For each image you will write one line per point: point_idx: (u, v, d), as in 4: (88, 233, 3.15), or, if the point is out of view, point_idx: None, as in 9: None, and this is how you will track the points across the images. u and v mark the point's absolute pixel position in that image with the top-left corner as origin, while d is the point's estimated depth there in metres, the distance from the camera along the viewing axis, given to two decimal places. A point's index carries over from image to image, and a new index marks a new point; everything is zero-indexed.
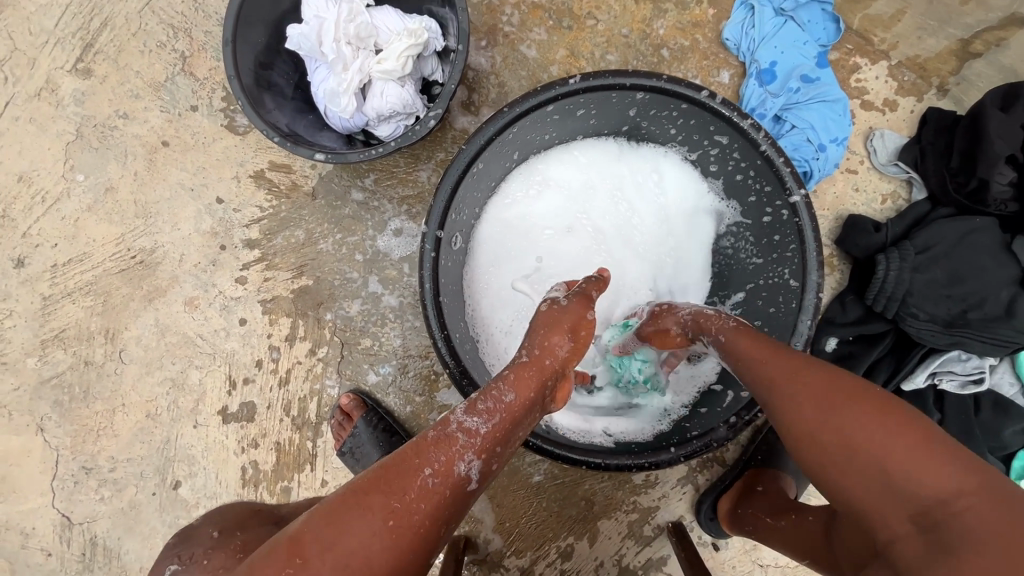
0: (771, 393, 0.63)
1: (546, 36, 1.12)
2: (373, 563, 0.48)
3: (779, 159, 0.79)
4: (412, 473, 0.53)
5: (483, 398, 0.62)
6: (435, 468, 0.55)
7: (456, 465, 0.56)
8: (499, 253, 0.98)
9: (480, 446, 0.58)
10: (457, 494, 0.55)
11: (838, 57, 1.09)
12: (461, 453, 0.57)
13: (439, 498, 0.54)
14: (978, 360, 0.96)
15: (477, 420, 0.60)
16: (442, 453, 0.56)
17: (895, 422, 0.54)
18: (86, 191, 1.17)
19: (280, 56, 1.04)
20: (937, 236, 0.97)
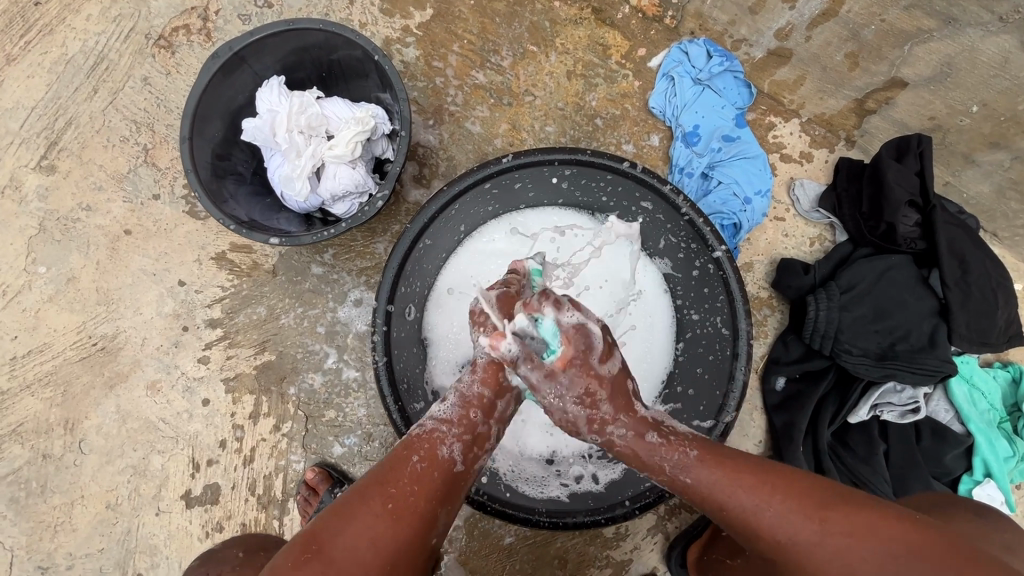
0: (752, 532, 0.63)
1: (488, 113, 1.21)
2: (379, 541, 0.61)
3: (699, 220, 0.88)
4: (403, 461, 0.67)
5: (456, 385, 0.75)
6: (421, 456, 0.68)
7: (438, 450, 0.69)
8: (452, 319, 0.99)
9: (461, 430, 0.71)
10: (446, 472, 0.68)
11: (755, 117, 1.20)
12: (444, 437, 0.70)
13: (430, 481, 0.66)
14: (912, 391, 1.02)
15: (456, 402, 0.73)
16: (424, 443, 0.69)
17: (853, 531, 0.59)
18: (48, 282, 1.19)
19: (237, 146, 1.10)
20: (860, 276, 1.04)
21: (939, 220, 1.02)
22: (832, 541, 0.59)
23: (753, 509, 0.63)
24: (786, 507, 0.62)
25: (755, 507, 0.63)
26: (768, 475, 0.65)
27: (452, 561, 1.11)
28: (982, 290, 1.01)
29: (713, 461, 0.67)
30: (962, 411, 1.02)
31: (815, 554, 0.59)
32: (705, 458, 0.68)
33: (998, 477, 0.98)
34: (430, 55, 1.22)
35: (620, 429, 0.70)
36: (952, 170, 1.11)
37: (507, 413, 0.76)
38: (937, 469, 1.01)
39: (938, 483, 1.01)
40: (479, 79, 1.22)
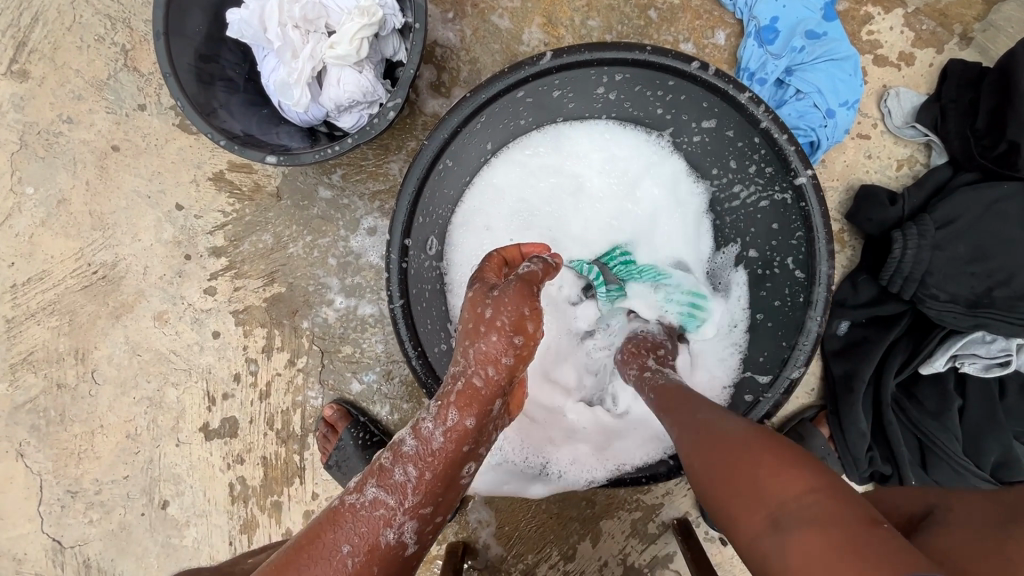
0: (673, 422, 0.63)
1: (519, 3, 1.01)
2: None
3: (782, 136, 0.71)
4: (333, 552, 0.53)
5: (409, 440, 0.60)
6: (356, 541, 0.54)
7: (382, 534, 0.55)
8: (481, 240, 0.88)
9: (410, 504, 0.56)
10: (390, 559, 0.55)
11: (848, 7, 0.97)
12: (388, 519, 0.55)
13: (367, 574, 0.53)
14: (1005, 343, 0.88)
15: (406, 470, 0.58)
16: (366, 525, 0.55)
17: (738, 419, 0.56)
18: (38, 205, 1.09)
19: (225, 45, 0.94)
20: (961, 208, 0.87)
21: None
22: (796, 475, 0.46)
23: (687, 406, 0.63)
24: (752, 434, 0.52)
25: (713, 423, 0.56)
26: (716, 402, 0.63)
27: (477, 497, 1.09)
28: None
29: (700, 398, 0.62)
30: None
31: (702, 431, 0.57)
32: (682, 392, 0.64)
33: None
34: None
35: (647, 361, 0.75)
36: None
37: (472, 471, 0.63)
38: (1019, 428, 0.90)
39: (1018, 443, 0.90)
40: None
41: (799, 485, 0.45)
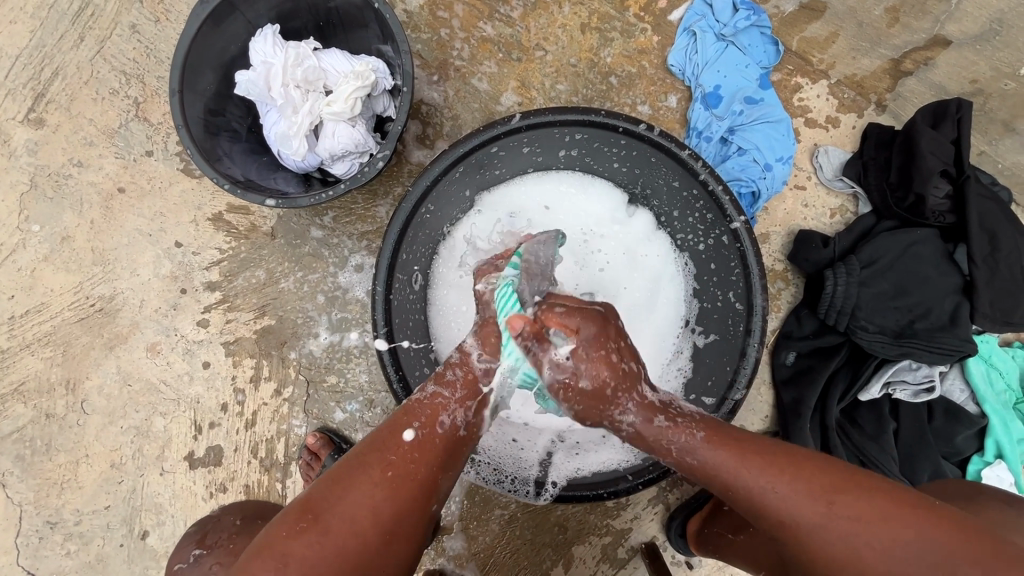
0: (747, 502, 0.61)
1: (496, 68, 1.14)
2: (379, 508, 0.60)
3: (718, 187, 0.83)
4: (403, 428, 0.65)
5: (458, 352, 0.72)
6: (422, 421, 0.66)
7: (439, 417, 0.67)
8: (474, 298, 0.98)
9: (461, 395, 0.68)
10: (447, 439, 0.66)
11: (781, 77, 1.12)
12: (445, 404, 0.68)
13: (429, 448, 0.65)
14: (928, 369, 0.99)
15: (456, 371, 0.70)
16: (425, 409, 0.67)
17: (807, 478, 0.59)
18: (42, 241, 1.16)
19: (231, 101, 1.04)
20: (882, 250, 0.99)
21: (972, 192, 0.97)
22: (837, 523, 0.57)
23: (759, 488, 0.60)
24: (788, 481, 0.59)
25: (760, 485, 0.60)
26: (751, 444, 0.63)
27: (454, 526, 1.12)
28: (1011, 267, 0.96)
29: (717, 440, 0.64)
30: (978, 391, 0.99)
31: (810, 524, 0.58)
32: (712, 437, 0.64)
33: (1009, 459, 0.96)
34: (435, 5, 1.14)
35: (629, 416, 0.67)
36: (989, 139, 1.05)
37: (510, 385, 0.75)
38: (948, 449, 0.99)
39: (948, 463, 0.99)
40: (486, 32, 1.14)
41: (841, 527, 0.56)
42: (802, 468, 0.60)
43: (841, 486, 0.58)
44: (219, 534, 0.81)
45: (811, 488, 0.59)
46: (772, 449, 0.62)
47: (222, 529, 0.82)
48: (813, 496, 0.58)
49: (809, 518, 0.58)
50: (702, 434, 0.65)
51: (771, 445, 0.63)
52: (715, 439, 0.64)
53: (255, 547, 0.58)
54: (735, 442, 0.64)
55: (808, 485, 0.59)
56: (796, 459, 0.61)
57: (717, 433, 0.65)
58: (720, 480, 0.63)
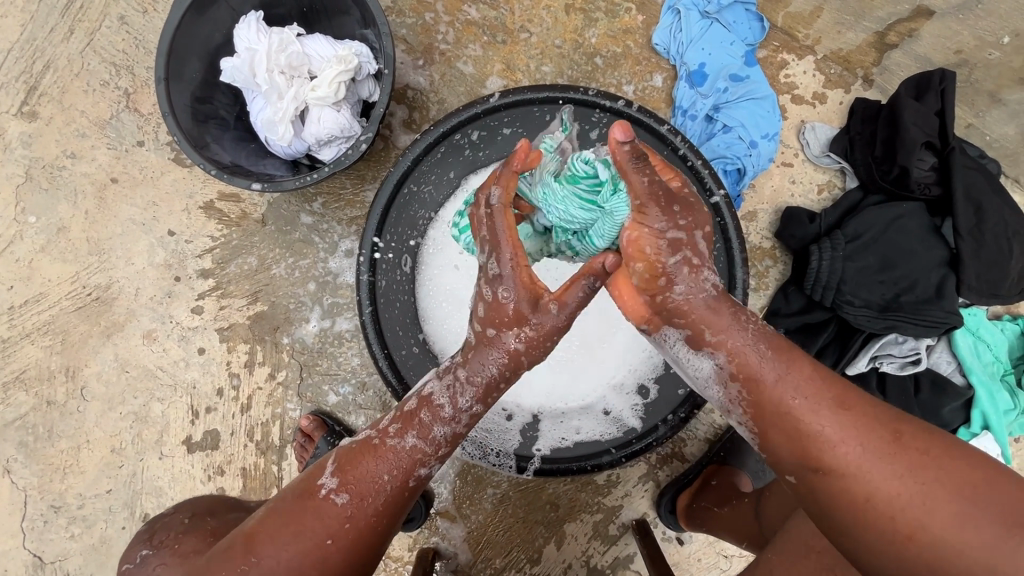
0: (796, 431, 0.60)
1: (481, 52, 1.15)
2: (328, 560, 0.61)
3: (697, 161, 0.84)
4: (371, 478, 0.64)
5: (449, 406, 0.65)
6: (393, 473, 0.64)
7: (415, 471, 0.65)
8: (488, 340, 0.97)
9: (442, 453, 0.66)
10: (413, 491, 0.66)
11: (766, 54, 1.12)
12: (423, 460, 0.65)
13: (394, 500, 0.64)
14: (914, 343, 0.99)
15: (443, 429, 0.65)
16: (401, 462, 0.65)
17: (867, 416, 0.59)
18: (39, 232, 1.18)
19: (218, 89, 1.05)
20: (867, 224, 1.00)
21: (957, 163, 0.97)
22: (878, 452, 0.57)
23: (811, 417, 0.59)
24: (847, 419, 0.58)
25: (816, 418, 0.59)
26: (816, 376, 0.62)
27: (449, 507, 1.14)
28: (997, 239, 0.96)
29: (781, 353, 0.62)
30: (964, 363, 1.00)
31: (866, 460, 0.56)
32: (775, 360, 0.62)
33: (995, 430, 0.97)
34: None
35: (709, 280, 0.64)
36: (976, 111, 1.05)
37: None
38: (936, 421, 0.99)
39: None
40: (471, 15, 1.14)
41: (892, 462, 0.56)
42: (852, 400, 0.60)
43: (899, 429, 0.58)
44: (166, 532, 0.69)
45: (862, 423, 0.58)
46: (832, 381, 0.61)
47: (171, 528, 0.70)
48: (863, 430, 0.58)
49: (857, 453, 0.57)
50: (764, 343, 0.63)
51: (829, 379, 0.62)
52: (748, 347, 0.63)
53: (207, 561, 0.62)
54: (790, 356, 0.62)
55: (865, 424, 0.58)
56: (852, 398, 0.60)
57: (772, 344, 0.63)
58: (776, 409, 0.61)
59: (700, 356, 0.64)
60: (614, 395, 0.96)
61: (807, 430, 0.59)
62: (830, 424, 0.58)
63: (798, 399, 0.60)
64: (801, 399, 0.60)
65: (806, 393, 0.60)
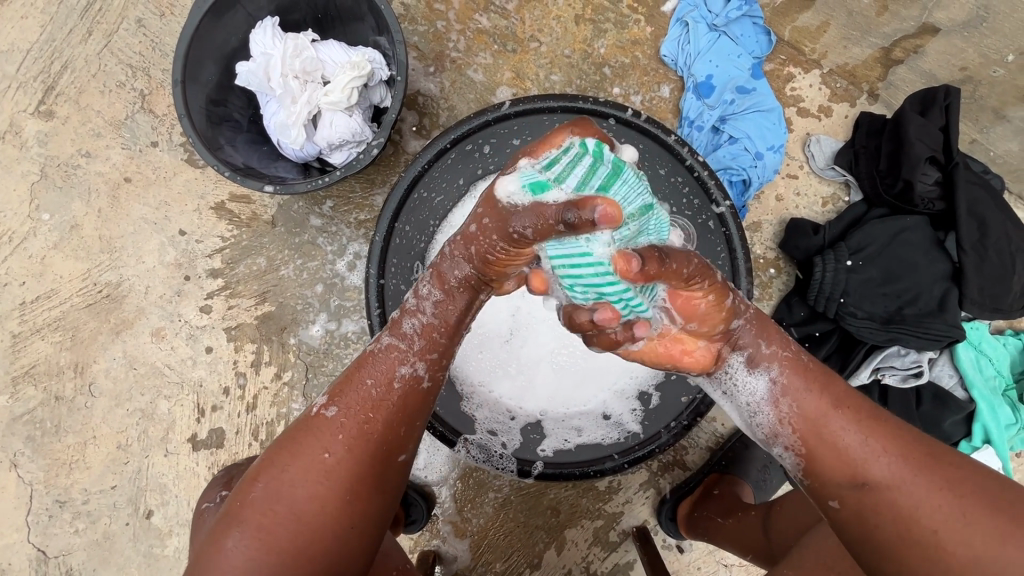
0: (833, 454, 0.60)
1: (491, 60, 1.16)
2: (332, 471, 0.62)
3: (704, 172, 0.86)
4: (358, 386, 0.65)
5: (412, 297, 0.67)
6: (376, 377, 0.65)
7: (397, 369, 0.65)
8: (498, 344, 0.98)
9: (420, 348, 0.66)
10: (407, 391, 0.65)
11: (773, 67, 1.13)
12: (402, 357, 0.65)
13: (387, 402, 0.64)
14: (916, 355, 0.99)
15: (412, 323, 0.66)
16: (381, 364, 0.66)
17: (907, 438, 0.59)
18: (52, 230, 1.20)
19: (232, 92, 1.07)
20: (870, 237, 1.01)
21: (960, 178, 0.98)
22: (930, 480, 0.56)
23: (851, 438, 0.59)
24: (879, 434, 0.59)
25: (853, 439, 0.59)
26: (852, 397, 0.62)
27: (450, 509, 1.14)
28: (1000, 254, 0.97)
29: (818, 373, 0.64)
30: (966, 376, 1.00)
31: (900, 480, 0.57)
32: (812, 377, 0.63)
33: (996, 444, 0.98)
34: None
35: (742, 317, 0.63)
36: (980, 127, 1.06)
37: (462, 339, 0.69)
38: (938, 434, 1.00)
39: None
40: (482, 24, 1.16)
41: (928, 482, 0.56)
42: (883, 419, 0.61)
43: (924, 444, 0.59)
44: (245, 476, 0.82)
45: (893, 441, 0.59)
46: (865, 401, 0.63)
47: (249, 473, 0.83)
48: (898, 449, 0.58)
49: (917, 486, 0.56)
50: (799, 366, 0.64)
51: (872, 407, 0.62)
52: (791, 368, 0.63)
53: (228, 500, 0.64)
54: (828, 381, 0.63)
55: (896, 443, 0.59)
56: (885, 417, 0.61)
57: (808, 369, 0.64)
58: (813, 428, 0.61)
59: (755, 375, 0.63)
60: (613, 401, 0.98)
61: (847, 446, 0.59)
62: (866, 444, 0.59)
63: (833, 421, 0.60)
64: (840, 420, 0.60)
65: (840, 413, 0.61)
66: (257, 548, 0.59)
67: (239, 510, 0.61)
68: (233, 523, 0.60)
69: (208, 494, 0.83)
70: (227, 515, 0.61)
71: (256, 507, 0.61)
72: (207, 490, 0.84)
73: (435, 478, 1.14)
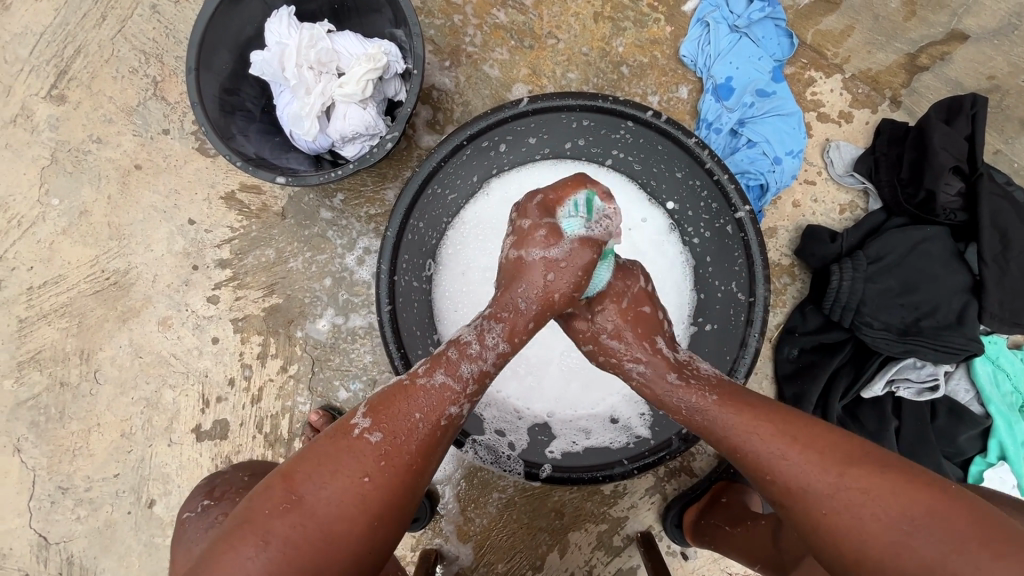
0: (753, 471, 0.64)
1: (507, 55, 1.15)
2: (367, 497, 0.61)
3: (724, 176, 0.83)
4: (403, 415, 0.66)
5: (475, 341, 0.71)
6: (424, 412, 0.66)
7: (446, 408, 0.67)
8: None
9: (471, 391, 0.70)
10: (448, 428, 0.68)
11: (794, 71, 1.11)
12: (454, 398, 0.68)
13: (430, 437, 0.66)
14: (933, 368, 0.98)
15: (470, 366, 0.70)
16: (433, 399, 0.67)
17: (828, 453, 0.60)
18: (62, 215, 1.19)
19: (246, 82, 1.06)
20: (889, 246, 0.99)
21: (984, 190, 0.96)
22: (849, 496, 0.58)
23: (770, 456, 0.62)
24: (798, 452, 0.61)
25: (770, 457, 0.62)
26: (766, 413, 0.65)
27: (453, 508, 1.13)
28: None
29: (728, 402, 0.68)
30: (983, 392, 0.99)
31: (817, 497, 0.59)
32: (724, 401, 0.68)
33: (1012, 461, 0.96)
34: None
35: (637, 365, 0.74)
36: (1005, 137, 1.05)
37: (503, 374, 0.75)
38: (951, 447, 0.98)
39: (950, 462, 0.98)
40: (500, 19, 1.15)
41: (844, 499, 0.58)
42: (804, 438, 0.62)
43: (846, 458, 0.60)
44: (226, 488, 0.81)
45: (809, 458, 0.61)
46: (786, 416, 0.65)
47: (230, 485, 0.82)
48: (813, 468, 0.60)
49: (829, 505, 0.58)
50: (711, 394, 0.69)
51: (794, 421, 0.64)
52: (699, 399, 0.69)
53: (242, 507, 0.61)
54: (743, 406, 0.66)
55: (815, 461, 0.60)
56: (806, 430, 0.63)
57: (722, 399, 0.68)
58: (731, 450, 0.66)
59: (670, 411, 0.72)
60: (622, 404, 0.97)
61: (764, 465, 0.63)
62: (781, 464, 0.62)
63: (748, 442, 0.64)
64: (753, 441, 0.64)
65: (755, 435, 0.64)
66: (282, 563, 0.57)
67: (266, 521, 0.59)
68: (256, 536, 0.58)
69: (191, 500, 0.83)
70: (249, 520, 0.59)
71: (286, 522, 0.59)
72: (189, 498, 0.83)
73: (438, 477, 1.13)
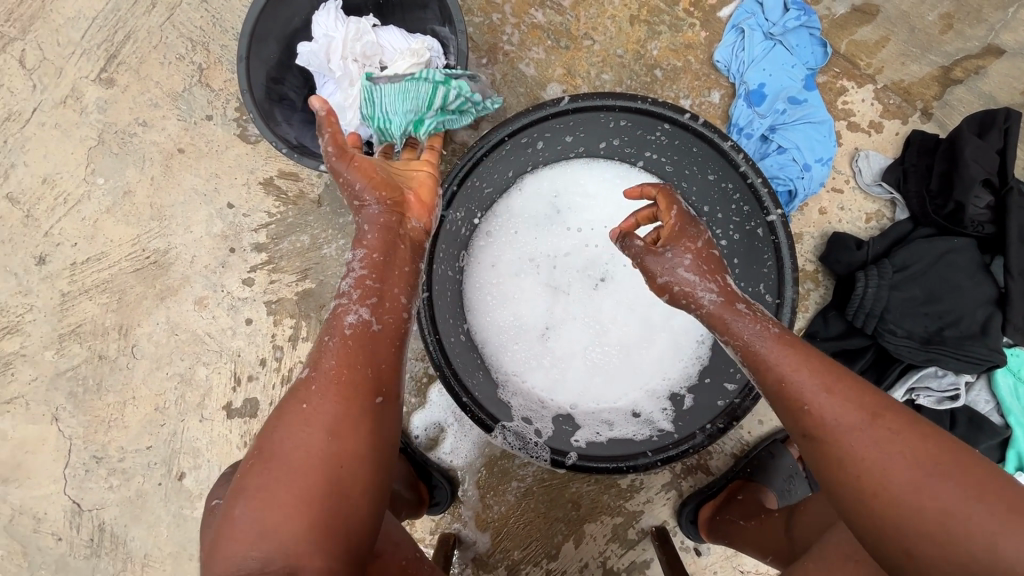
0: (791, 405, 0.66)
1: (544, 55, 1.17)
2: (316, 419, 0.66)
3: (757, 179, 0.85)
4: (320, 347, 0.71)
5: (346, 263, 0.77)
6: (331, 332, 0.72)
7: (345, 318, 0.73)
8: (535, 337, 1.03)
9: (359, 296, 0.74)
10: (361, 333, 0.72)
11: (826, 80, 1.13)
12: (347, 307, 0.73)
13: (347, 346, 0.71)
14: (954, 378, 1.00)
15: (348, 280, 0.75)
16: (333, 321, 0.73)
17: (867, 398, 0.64)
18: (106, 194, 1.24)
19: (290, 71, 1.09)
20: (915, 255, 1.00)
21: (1013, 204, 0.97)
22: (883, 437, 0.61)
23: (812, 392, 0.65)
24: (840, 394, 0.64)
25: (813, 394, 0.65)
26: (813, 356, 0.68)
27: (473, 495, 1.16)
28: None
29: (784, 339, 0.69)
30: (1003, 403, 1.00)
31: (852, 432, 0.62)
32: (777, 337, 0.69)
33: None
34: None
35: (710, 293, 0.73)
36: None
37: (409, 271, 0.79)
38: None
39: None
40: (538, 19, 1.17)
41: (878, 438, 0.61)
42: (847, 383, 0.65)
43: (882, 407, 0.63)
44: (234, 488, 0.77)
45: (851, 400, 0.64)
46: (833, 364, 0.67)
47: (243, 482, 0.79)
48: (854, 408, 0.63)
49: (864, 441, 0.62)
50: (764, 330, 0.70)
51: (837, 369, 0.67)
52: (752, 335, 0.70)
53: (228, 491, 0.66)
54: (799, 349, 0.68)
55: (856, 404, 0.63)
56: (849, 378, 0.66)
57: (779, 338, 0.69)
58: (774, 384, 0.67)
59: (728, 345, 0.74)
60: (646, 399, 1.00)
61: (807, 400, 0.65)
62: (824, 401, 0.64)
63: (794, 378, 0.66)
64: (800, 378, 0.66)
65: (803, 372, 0.66)
66: (260, 508, 0.61)
67: (240, 488, 0.63)
68: (240, 499, 0.62)
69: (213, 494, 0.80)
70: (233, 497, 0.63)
71: (262, 473, 0.63)
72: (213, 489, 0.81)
73: (460, 464, 1.16)
